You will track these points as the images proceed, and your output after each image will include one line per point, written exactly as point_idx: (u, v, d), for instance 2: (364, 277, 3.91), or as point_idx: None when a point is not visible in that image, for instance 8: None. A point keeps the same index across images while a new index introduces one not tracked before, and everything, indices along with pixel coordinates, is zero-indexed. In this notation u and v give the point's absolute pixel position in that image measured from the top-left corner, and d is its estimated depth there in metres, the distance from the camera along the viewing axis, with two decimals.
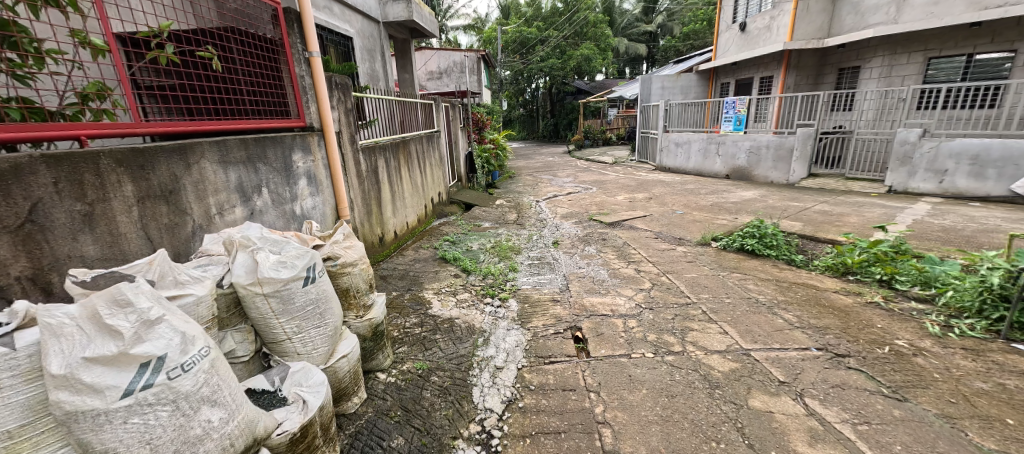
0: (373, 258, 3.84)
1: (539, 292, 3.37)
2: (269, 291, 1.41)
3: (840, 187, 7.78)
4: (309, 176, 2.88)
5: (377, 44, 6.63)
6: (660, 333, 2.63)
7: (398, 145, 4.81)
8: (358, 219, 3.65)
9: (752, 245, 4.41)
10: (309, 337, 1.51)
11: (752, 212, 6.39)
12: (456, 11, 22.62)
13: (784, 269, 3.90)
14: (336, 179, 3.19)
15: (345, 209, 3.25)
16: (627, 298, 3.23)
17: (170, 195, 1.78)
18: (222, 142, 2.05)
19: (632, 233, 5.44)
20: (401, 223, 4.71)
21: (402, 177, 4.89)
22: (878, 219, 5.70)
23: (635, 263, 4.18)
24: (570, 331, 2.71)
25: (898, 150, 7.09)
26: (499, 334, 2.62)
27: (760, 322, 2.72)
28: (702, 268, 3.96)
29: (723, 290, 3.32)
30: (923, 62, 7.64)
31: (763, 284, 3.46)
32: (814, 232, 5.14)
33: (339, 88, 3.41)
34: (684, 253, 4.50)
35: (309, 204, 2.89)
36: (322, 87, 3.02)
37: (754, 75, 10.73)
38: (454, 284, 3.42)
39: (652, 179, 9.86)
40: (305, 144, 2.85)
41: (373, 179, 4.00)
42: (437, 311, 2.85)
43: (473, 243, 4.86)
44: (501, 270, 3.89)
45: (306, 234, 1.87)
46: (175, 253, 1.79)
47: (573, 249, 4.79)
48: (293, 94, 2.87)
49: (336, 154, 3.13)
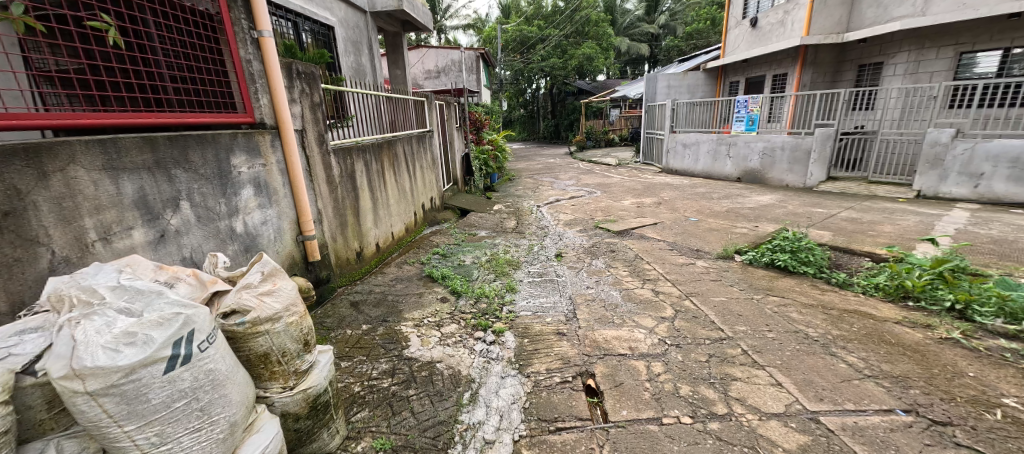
0: (347, 278, 3.28)
1: (541, 323, 2.81)
2: (95, 390, 0.86)
3: (863, 192, 7.23)
4: (256, 184, 2.32)
5: (363, 37, 6.09)
6: (695, 384, 2.07)
7: (381, 145, 4.25)
8: (329, 233, 3.11)
9: (785, 260, 3.84)
10: (178, 450, 0.97)
11: (774, 220, 5.82)
12: (456, 10, 22.16)
13: (826, 291, 3.34)
14: (295, 186, 2.62)
15: (308, 223, 2.70)
16: (648, 332, 2.66)
17: (8, 218, 1.28)
18: (110, 141, 1.54)
19: (643, 244, 4.88)
20: (385, 234, 4.16)
21: (387, 182, 4.35)
22: (916, 228, 5.14)
23: (651, 281, 3.62)
24: (580, 379, 2.17)
25: (928, 151, 6.53)
26: (491, 386, 2.07)
27: (820, 368, 2.17)
28: (731, 289, 3.40)
29: (762, 321, 2.75)
30: (954, 56, 7.08)
31: (809, 313, 2.87)
32: (848, 243, 4.60)
33: (303, 79, 2.85)
34: (706, 269, 3.93)
35: (257, 219, 2.33)
36: (277, 74, 2.46)
37: (767, 72, 10.19)
38: (440, 312, 2.87)
39: (660, 183, 9.32)
40: (251, 144, 2.29)
41: (348, 184, 3.44)
42: (414, 352, 2.29)
43: (466, 257, 4.31)
44: (496, 292, 3.33)
45: (207, 273, 1.33)
46: (10, 301, 1.29)
47: (579, 263, 4.23)
48: (240, 82, 2.32)
49: (294, 156, 2.57)
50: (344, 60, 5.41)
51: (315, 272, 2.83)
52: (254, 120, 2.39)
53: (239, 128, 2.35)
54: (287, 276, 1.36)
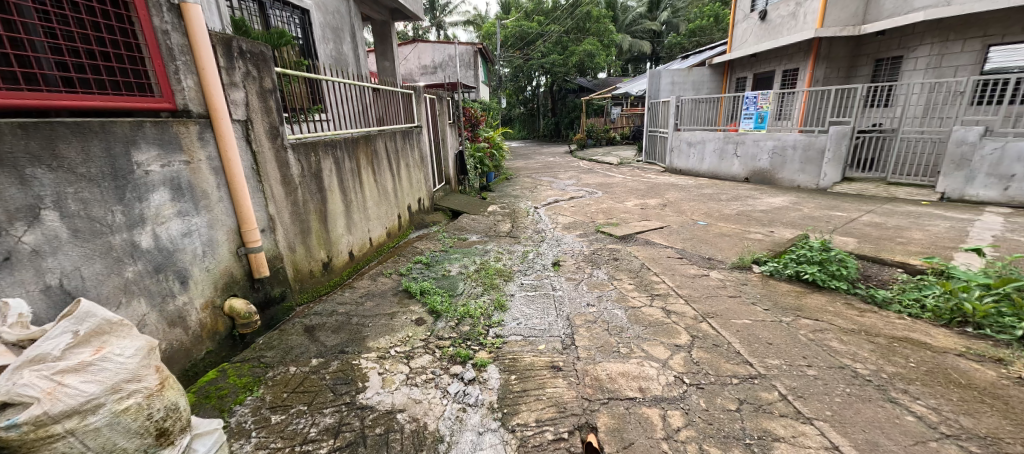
0: (308, 295, 2.82)
1: (533, 353, 2.35)
2: None
3: (882, 194, 6.76)
4: (174, 186, 1.86)
5: (346, 23, 5.59)
6: (725, 446, 1.64)
7: (358, 140, 3.78)
8: (286, 242, 2.64)
9: (813, 274, 3.36)
10: None
11: (791, 225, 5.34)
12: (456, 6, 21.60)
13: (865, 312, 2.89)
14: (235, 187, 2.15)
15: (253, 232, 2.23)
16: (661, 366, 2.20)
17: None
18: None
19: (649, 252, 4.41)
20: (361, 241, 3.68)
21: (365, 181, 3.86)
22: (949, 235, 4.68)
23: (661, 298, 3.15)
24: (578, 434, 1.72)
25: (953, 151, 6.07)
26: (463, 448, 1.62)
27: (884, 424, 1.74)
28: (753, 309, 2.92)
29: (797, 351, 2.29)
30: (982, 49, 6.60)
31: (852, 342, 2.41)
32: (878, 252, 4.14)
33: (250, 60, 2.36)
34: (722, 283, 3.47)
35: (178, 230, 1.87)
36: (205, 51, 1.99)
37: (777, 67, 9.71)
38: (412, 338, 2.41)
39: (665, 183, 8.85)
40: (165, 136, 1.82)
41: (314, 184, 2.96)
42: (370, 396, 1.85)
43: (452, 265, 3.86)
44: (483, 310, 2.87)
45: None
46: None
47: (578, 273, 3.76)
48: (152, 57, 1.84)
49: (231, 151, 2.10)
50: (322, 47, 4.95)
51: (264, 291, 2.39)
52: (175, 106, 1.93)
53: (157, 116, 1.90)
54: (120, 335, 1.28)
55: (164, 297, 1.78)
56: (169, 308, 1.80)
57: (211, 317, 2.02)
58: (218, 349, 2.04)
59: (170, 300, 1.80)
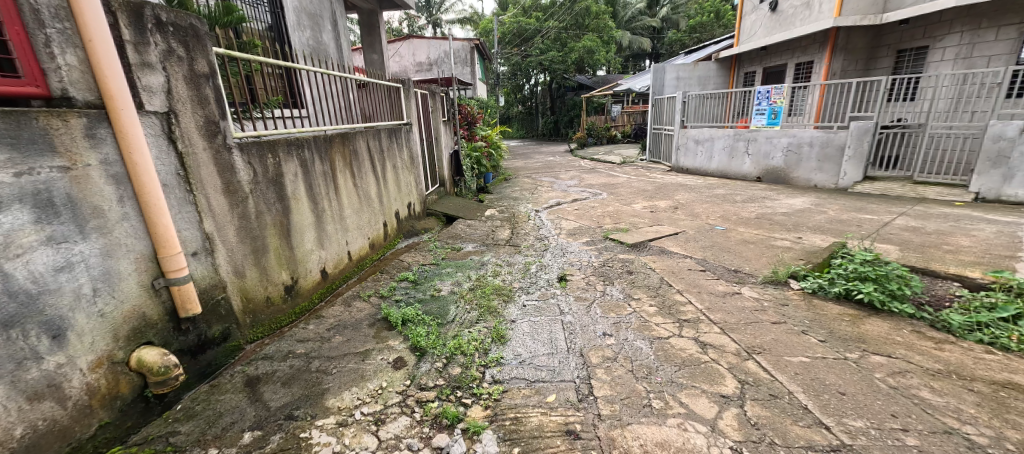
0: (261, 330, 2.28)
1: (540, 409, 1.82)
2: None
3: (909, 194, 6.24)
4: (42, 202, 1.35)
5: (326, 10, 5.04)
6: None
7: (335, 138, 3.23)
8: (231, 265, 2.11)
9: (869, 293, 2.84)
10: None
11: (819, 230, 4.82)
12: (453, 4, 20.95)
13: (943, 343, 2.37)
14: (145, 200, 1.62)
15: (175, 259, 1.71)
16: (710, 432, 1.68)
17: None
18: None
19: (666, 263, 3.89)
20: (336, 256, 3.15)
21: (342, 187, 3.32)
22: (1000, 242, 4.17)
23: (692, 325, 2.63)
24: None
25: (988, 147, 5.53)
26: None
27: None
28: (808, 340, 2.39)
29: (881, 407, 1.78)
30: (1018, 37, 6.01)
31: (948, 391, 1.89)
32: (926, 263, 3.62)
33: (173, 35, 1.83)
34: (760, 304, 2.94)
35: (47, 261, 1.36)
36: (94, 16, 1.46)
37: (789, 61, 9.18)
38: (386, 389, 1.89)
39: (673, 183, 8.32)
40: (24, 133, 1.30)
41: (272, 192, 2.42)
42: None
43: (443, 283, 3.32)
44: (478, 344, 2.34)
45: None
46: None
47: (589, 292, 3.23)
48: (7, 22, 1.30)
49: (137, 153, 1.58)
50: (296, 35, 4.42)
51: (197, 332, 1.87)
52: (49, 92, 1.41)
53: (24, 106, 1.38)
54: None
55: (19, 362, 1.27)
56: (30, 375, 1.29)
57: (108, 377, 1.51)
58: (121, 418, 1.56)
59: (29, 364, 1.29)
